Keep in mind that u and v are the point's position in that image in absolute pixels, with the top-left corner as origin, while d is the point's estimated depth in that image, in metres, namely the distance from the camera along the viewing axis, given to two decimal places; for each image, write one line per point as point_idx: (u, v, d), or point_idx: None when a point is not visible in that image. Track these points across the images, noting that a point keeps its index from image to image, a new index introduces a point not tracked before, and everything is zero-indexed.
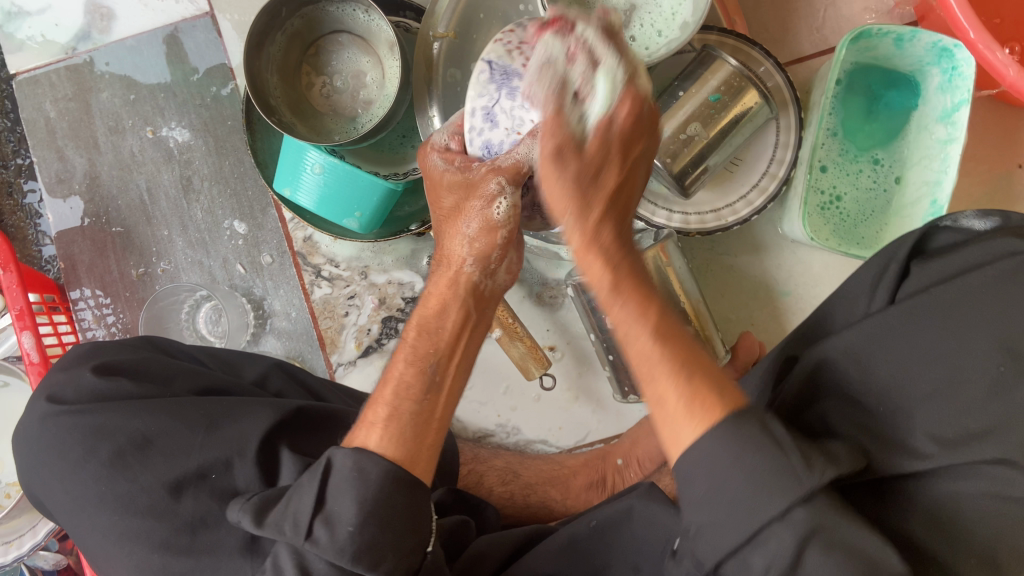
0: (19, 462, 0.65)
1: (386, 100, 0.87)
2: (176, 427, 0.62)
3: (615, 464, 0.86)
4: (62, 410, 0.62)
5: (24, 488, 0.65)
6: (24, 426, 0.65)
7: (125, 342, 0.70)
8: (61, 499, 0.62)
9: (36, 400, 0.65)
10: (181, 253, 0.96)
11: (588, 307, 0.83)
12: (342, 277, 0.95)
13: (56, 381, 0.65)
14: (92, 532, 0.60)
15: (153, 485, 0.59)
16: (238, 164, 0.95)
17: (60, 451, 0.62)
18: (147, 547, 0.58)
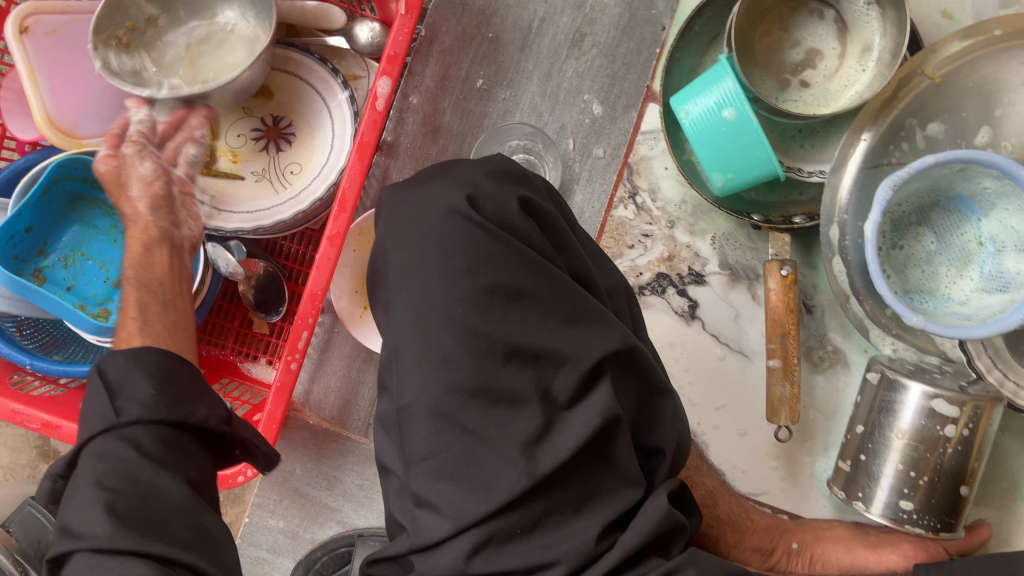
0: (386, 227, 0.64)
1: (824, 95, 0.83)
2: (551, 309, 0.60)
3: (788, 545, 0.83)
4: (474, 217, 0.60)
5: (375, 243, 0.65)
6: (426, 195, 0.63)
7: (532, 175, 0.65)
8: (412, 286, 0.60)
9: (439, 185, 0.63)
10: (530, 95, 0.92)
11: (878, 404, 0.81)
12: (652, 213, 0.92)
13: (477, 182, 0.62)
14: (421, 335, 0.59)
15: (500, 344, 0.58)
16: (634, 53, 0.91)
17: (446, 247, 0.60)
18: (469, 395, 0.57)
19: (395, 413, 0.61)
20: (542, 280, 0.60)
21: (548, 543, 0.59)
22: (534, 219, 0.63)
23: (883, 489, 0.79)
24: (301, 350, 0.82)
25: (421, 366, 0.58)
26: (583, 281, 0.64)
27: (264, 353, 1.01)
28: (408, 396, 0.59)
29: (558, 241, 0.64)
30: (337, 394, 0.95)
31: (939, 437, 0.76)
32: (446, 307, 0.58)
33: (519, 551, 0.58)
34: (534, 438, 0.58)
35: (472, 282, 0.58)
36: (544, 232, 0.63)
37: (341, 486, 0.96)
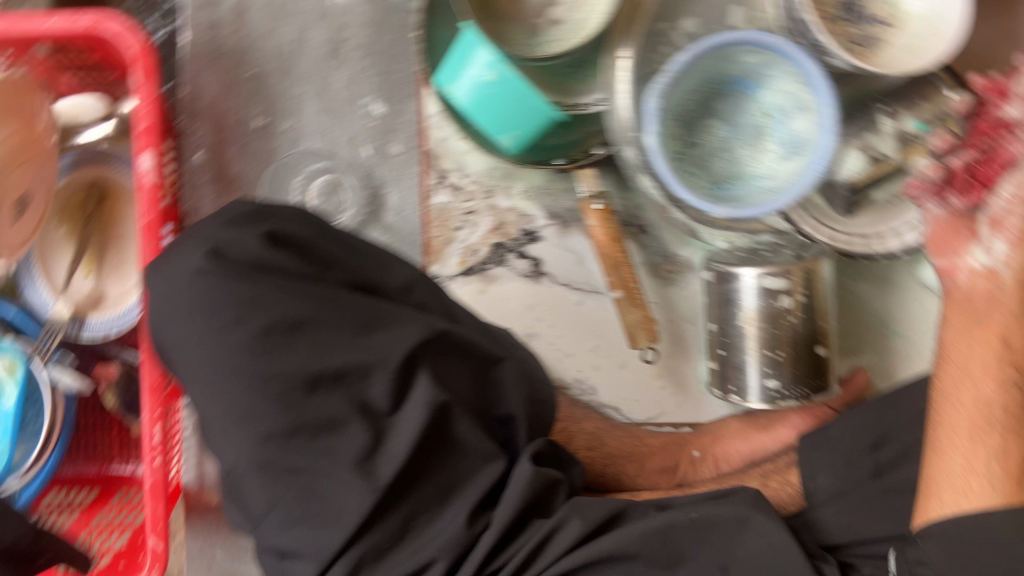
0: (152, 309, 0.62)
1: (576, 26, 0.83)
2: (338, 325, 0.60)
3: (691, 455, 0.86)
4: (222, 269, 0.59)
5: (151, 327, 0.63)
6: (171, 266, 0.61)
7: (277, 207, 0.65)
8: (196, 356, 0.59)
9: (186, 249, 0.62)
10: (310, 117, 0.91)
11: (722, 297, 0.82)
12: (466, 190, 0.92)
13: (215, 235, 0.61)
14: (219, 399, 0.58)
15: (296, 377, 0.58)
16: (395, 43, 0.90)
17: (208, 306, 0.59)
18: (281, 437, 0.56)
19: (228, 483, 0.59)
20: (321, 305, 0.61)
21: (420, 547, 0.60)
22: (290, 248, 0.63)
23: (752, 374, 0.81)
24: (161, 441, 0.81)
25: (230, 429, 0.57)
26: (366, 288, 0.65)
27: None
28: (230, 460, 0.57)
29: (326, 260, 0.64)
30: None
31: (780, 310, 0.79)
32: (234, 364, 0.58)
33: (394, 564, 0.59)
34: (366, 452, 0.58)
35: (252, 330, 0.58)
36: (307, 257, 0.63)
37: None
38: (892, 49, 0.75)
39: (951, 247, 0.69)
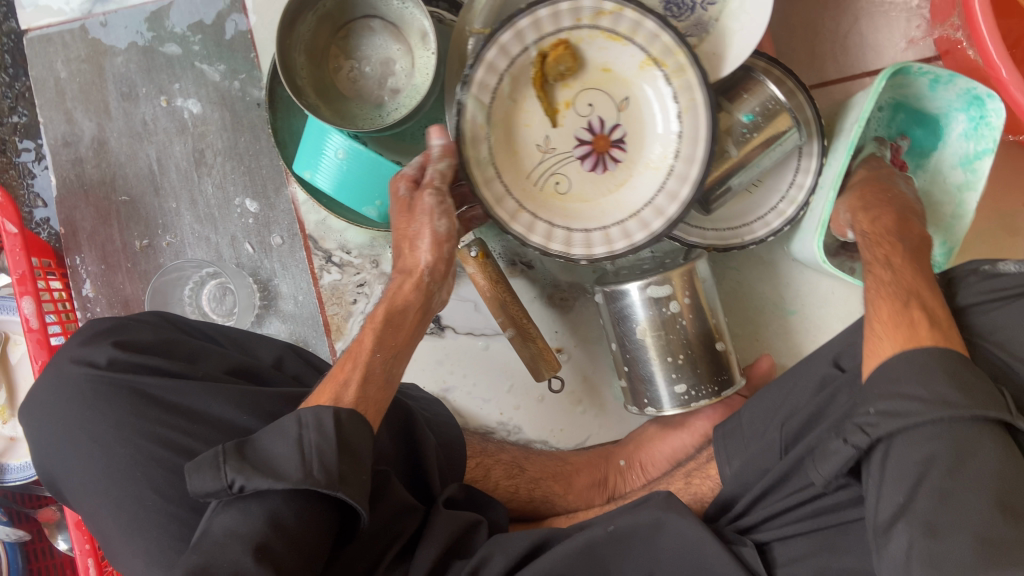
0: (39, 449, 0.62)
1: (414, 91, 0.86)
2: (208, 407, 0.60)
3: (618, 465, 0.88)
4: (90, 388, 0.60)
5: (41, 468, 0.62)
6: (46, 397, 0.62)
7: (129, 319, 0.66)
8: (91, 480, 0.58)
9: (59, 374, 0.62)
10: (189, 227, 0.94)
11: (615, 317, 0.84)
12: (353, 263, 0.94)
13: (74, 359, 0.62)
14: (123, 516, 0.57)
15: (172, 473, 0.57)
16: (254, 141, 0.93)
17: (86, 427, 0.59)
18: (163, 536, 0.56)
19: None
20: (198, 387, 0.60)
21: None
22: (145, 350, 0.63)
23: (661, 383, 0.82)
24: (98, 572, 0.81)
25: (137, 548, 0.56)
26: (239, 371, 0.66)
27: None
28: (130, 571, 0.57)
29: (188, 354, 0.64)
30: None
31: (670, 315, 0.81)
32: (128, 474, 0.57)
33: None
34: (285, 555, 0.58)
35: (140, 435, 0.58)
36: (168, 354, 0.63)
37: None
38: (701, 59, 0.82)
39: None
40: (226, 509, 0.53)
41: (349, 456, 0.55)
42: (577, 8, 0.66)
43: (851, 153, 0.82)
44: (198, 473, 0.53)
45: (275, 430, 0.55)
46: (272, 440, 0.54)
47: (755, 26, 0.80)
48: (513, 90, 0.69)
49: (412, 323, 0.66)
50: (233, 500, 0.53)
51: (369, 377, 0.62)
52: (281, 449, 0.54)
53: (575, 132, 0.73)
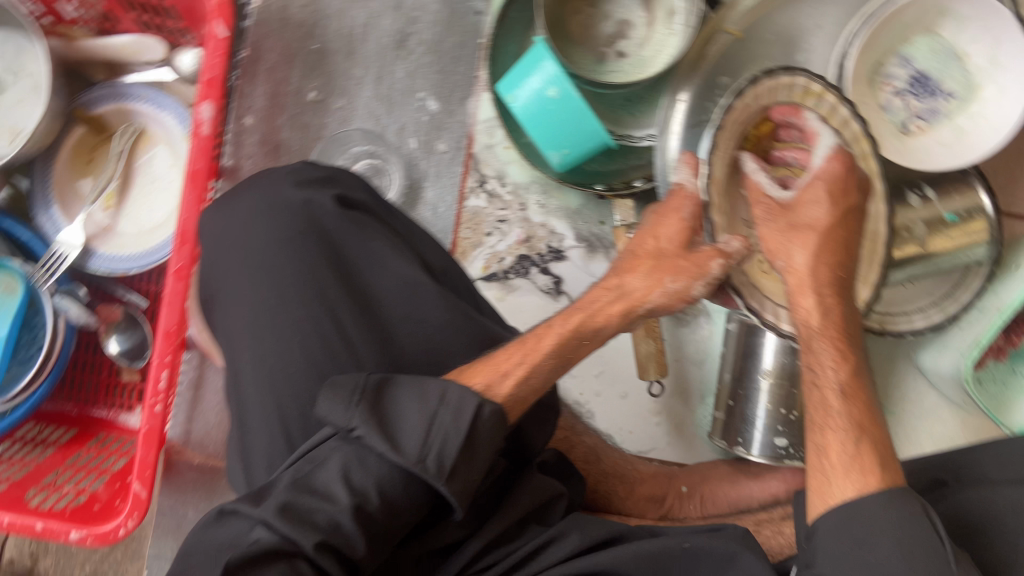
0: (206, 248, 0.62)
1: (640, 62, 0.86)
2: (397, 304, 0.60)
3: (680, 490, 0.87)
4: (292, 236, 0.59)
5: (202, 268, 0.62)
6: (247, 219, 0.60)
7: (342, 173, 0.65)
8: (247, 303, 0.59)
9: (268, 203, 0.60)
10: (365, 100, 0.92)
11: (742, 350, 0.85)
12: (503, 198, 0.93)
13: (290, 195, 0.60)
14: (265, 356, 0.58)
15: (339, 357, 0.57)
16: (460, 46, 0.92)
17: (273, 271, 0.59)
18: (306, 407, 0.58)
19: (241, 437, 0.60)
20: (388, 270, 0.61)
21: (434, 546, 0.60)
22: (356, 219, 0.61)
23: (764, 430, 0.83)
24: (163, 390, 0.79)
25: (267, 389, 0.58)
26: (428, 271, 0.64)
27: (139, 401, 0.98)
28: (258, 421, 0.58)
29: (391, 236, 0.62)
30: (217, 429, 0.93)
31: (801, 371, 0.82)
32: (289, 322, 0.58)
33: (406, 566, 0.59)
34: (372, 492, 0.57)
35: (320, 308, 0.58)
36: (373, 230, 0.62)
37: None
38: (925, 146, 0.83)
39: (780, 245, 0.59)
40: (340, 447, 0.53)
41: (473, 452, 0.53)
42: (794, 84, 0.63)
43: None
44: (333, 398, 0.53)
45: (410, 390, 0.55)
46: (405, 402, 0.53)
47: (992, 132, 0.80)
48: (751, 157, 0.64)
49: (592, 345, 0.62)
50: (351, 442, 0.53)
51: (530, 377, 0.56)
52: (412, 417, 0.52)
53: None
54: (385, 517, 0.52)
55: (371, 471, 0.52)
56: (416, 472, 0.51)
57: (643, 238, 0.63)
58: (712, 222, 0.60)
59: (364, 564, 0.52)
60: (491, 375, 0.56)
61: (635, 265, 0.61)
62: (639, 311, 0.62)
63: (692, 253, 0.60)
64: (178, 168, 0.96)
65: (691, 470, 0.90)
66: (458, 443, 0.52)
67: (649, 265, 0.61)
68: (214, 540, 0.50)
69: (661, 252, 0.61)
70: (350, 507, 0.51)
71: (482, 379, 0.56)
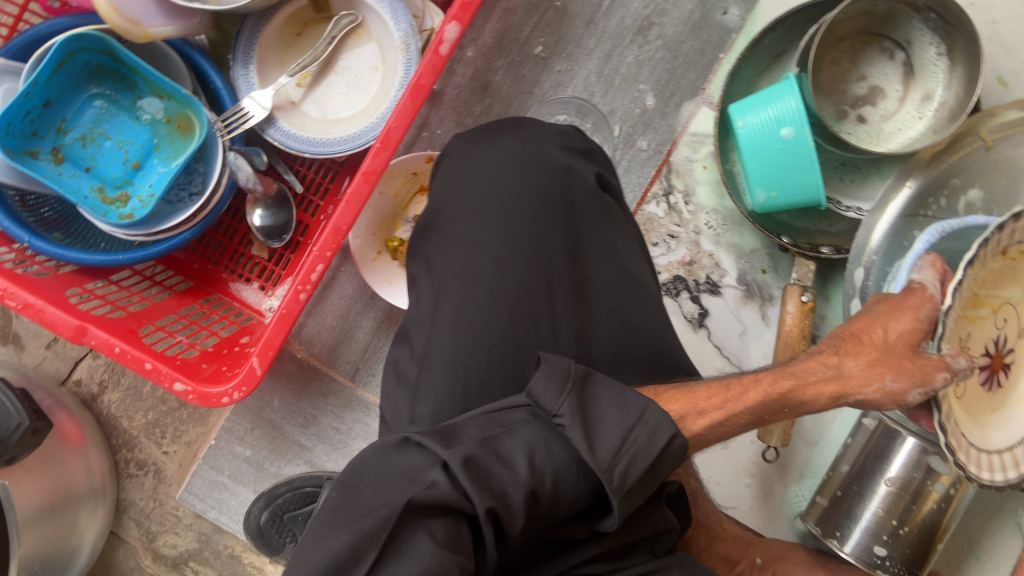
0: (452, 175, 0.63)
1: (876, 135, 0.84)
2: (608, 299, 0.62)
3: (754, 560, 0.86)
4: (542, 199, 0.60)
5: (437, 192, 0.63)
6: (502, 164, 0.61)
7: (598, 154, 0.67)
8: (475, 241, 0.60)
9: (531, 158, 0.62)
10: (586, 73, 0.91)
11: (871, 448, 0.84)
12: (682, 215, 0.91)
13: (552, 159, 0.62)
14: (473, 299, 0.59)
15: (548, 329, 0.59)
16: (697, 53, 0.90)
17: (512, 225, 0.60)
18: (495, 363, 0.58)
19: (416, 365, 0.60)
20: (610, 264, 0.63)
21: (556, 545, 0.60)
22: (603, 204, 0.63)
23: (867, 534, 0.81)
24: (314, 281, 0.79)
25: (465, 332, 0.58)
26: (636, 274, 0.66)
27: (258, 278, 0.99)
28: (439, 359, 0.59)
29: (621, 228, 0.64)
30: (330, 331, 0.92)
31: (927, 489, 0.80)
32: (507, 274, 0.59)
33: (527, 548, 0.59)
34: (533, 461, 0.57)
35: (545, 275, 0.60)
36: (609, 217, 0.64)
37: (316, 427, 0.93)
38: None
39: None
40: (530, 424, 0.56)
41: (648, 477, 0.55)
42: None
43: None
44: (547, 378, 0.56)
45: (610, 398, 0.57)
46: (606, 407, 0.56)
47: None
48: (989, 282, 0.63)
49: (788, 414, 0.63)
50: (545, 423, 0.56)
51: (724, 423, 0.59)
52: (613, 423, 0.55)
53: (986, 340, 0.64)
54: (548, 505, 0.54)
55: (555, 460, 0.54)
56: (602, 476, 0.53)
57: (867, 325, 0.63)
58: (943, 332, 0.59)
59: (508, 541, 0.53)
60: (688, 409, 0.59)
61: (859, 349, 0.62)
62: (847, 399, 0.62)
63: (919, 356, 0.59)
64: (380, 72, 0.95)
65: (766, 542, 0.89)
66: (643, 468, 0.54)
67: (873, 355, 0.61)
68: (393, 464, 0.53)
69: (887, 347, 0.61)
70: (526, 482, 0.53)
71: (677, 408, 0.59)
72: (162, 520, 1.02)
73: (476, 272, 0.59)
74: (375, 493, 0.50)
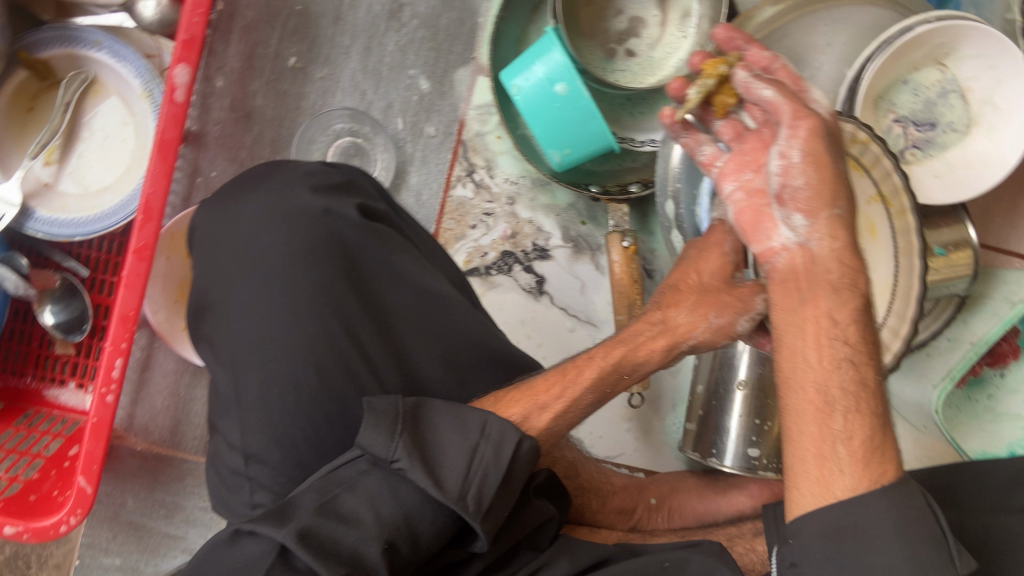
0: (211, 254, 0.59)
1: (648, 65, 0.83)
2: (414, 325, 0.60)
3: (648, 502, 0.87)
4: (309, 249, 0.57)
5: (202, 276, 0.59)
6: (258, 227, 0.58)
7: (359, 180, 0.64)
8: (254, 316, 0.56)
9: (287, 210, 0.58)
10: (350, 73, 0.87)
11: (719, 361, 0.85)
12: (491, 190, 0.89)
13: (307, 204, 0.58)
14: (273, 371, 0.55)
15: (360, 378, 0.56)
16: (456, 23, 0.87)
17: (289, 285, 0.56)
18: (315, 430, 0.55)
19: (239, 457, 0.57)
20: (405, 288, 0.60)
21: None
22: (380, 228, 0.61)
23: (737, 439, 0.83)
24: (117, 378, 0.73)
25: (276, 408, 0.55)
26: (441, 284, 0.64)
27: (73, 376, 0.88)
28: (258, 447, 0.55)
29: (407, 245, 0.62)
30: (165, 415, 0.87)
31: (775, 381, 0.82)
32: (299, 337, 0.56)
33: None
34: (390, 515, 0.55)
35: (339, 324, 0.56)
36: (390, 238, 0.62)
37: (182, 512, 0.87)
38: (929, 179, 0.73)
39: (761, 227, 0.51)
40: (370, 473, 0.52)
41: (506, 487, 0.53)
42: None
43: (1004, 327, 0.77)
44: (374, 429, 0.53)
45: (445, 421, 0.55)
46: (444, 432, 0.54)
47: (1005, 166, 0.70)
48: None
49: (630, 379, 0.63)
50: (385, 470, 0.53)
51: (568, 411, 0.59)
52: (454, 448, 0.53)
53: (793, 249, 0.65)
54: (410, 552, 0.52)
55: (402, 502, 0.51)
56: (455, 507, 0.51)
57: (683, 274, 0.63)
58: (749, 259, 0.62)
59: None
60: (530, 407, 0.57)
61: (679, 299, 0.62)
62: (682, 346, 0.62)
63: (735, 287, 0.61)
64: (132, 126, 0.86)
65: (647, 479, 0.91)
66: (497, 481, 0.52)
67: (693, 299, 0.61)
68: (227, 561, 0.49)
69: (704, 287, 0.61)
70: (378, 537, 0.50)
71: (520, 410, 0.57)
72: None
73: (266, 348, 0.56)
74: None
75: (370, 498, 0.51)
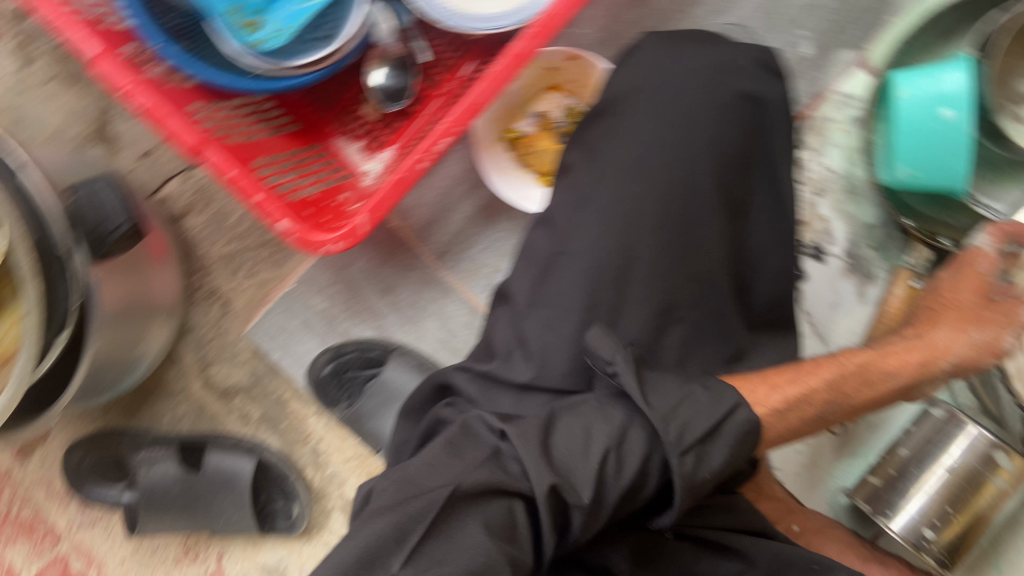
0: (642, 76, 0.71)
1: None
2: (742, 231, 0.72)
3: (793, 527, 0.86)
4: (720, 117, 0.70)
5: (622, 88, 0.72)
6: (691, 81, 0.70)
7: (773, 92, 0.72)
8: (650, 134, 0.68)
9: (717, 85, 0.70)
10: (751, 4, 0.87)
11: (934, 438, 0.84)
12: (808, 175, 0.90)
13: (737, 90, 0.71)
14: (627, 191, 0.67)
15: (692, 232, 0.68)
16: (870, 9, 0.86)
17: (688, 132, 0.69)
18: (639, 247, 0.66)
19: (563, 225, 0.68)
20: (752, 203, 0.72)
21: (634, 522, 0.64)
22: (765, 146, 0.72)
23: (918, 514, 0.81)
24: (436, 152, 0.79)
25: (618, 216, 0.66)
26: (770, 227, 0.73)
27: (365, 137, 0.97)
28: (588, 235, 0.66)
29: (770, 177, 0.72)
30: (428, 209, 0.92)
31: (986, 482, 0.80)
32: (672, 169, 0.68)
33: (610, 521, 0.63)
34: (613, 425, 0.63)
35: (701, 183, 0.68)
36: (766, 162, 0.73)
37: (395, 296, 0.94)
38: None
39: None
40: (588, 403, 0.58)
41: (712, 442, 0.56)
42: None
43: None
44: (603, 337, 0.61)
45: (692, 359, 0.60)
46: (663, 389, 0.57)
47: None
48: None
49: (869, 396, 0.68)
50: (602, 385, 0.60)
51: (799, 400, 0.63)
52: (670, 388, 0.58)
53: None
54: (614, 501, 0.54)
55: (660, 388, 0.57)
56: (666, 437, 0.54)
57: (938, 297, 0.77)
58: None
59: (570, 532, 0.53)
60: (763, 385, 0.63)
61: (938, 316, 0.75)
62: (937, 363, 0.71)
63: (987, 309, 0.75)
64: None
65: (803, 508, 0.90)
66: (703, 427, 0.55)
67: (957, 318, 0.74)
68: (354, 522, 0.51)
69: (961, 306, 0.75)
70: (591, 477, 0.52)
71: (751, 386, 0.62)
72: (220, 350, 1.03)
73: (645, 166, 0.68)
74: (428, 481, 0.51)
75: (546, 446, 0.53)
